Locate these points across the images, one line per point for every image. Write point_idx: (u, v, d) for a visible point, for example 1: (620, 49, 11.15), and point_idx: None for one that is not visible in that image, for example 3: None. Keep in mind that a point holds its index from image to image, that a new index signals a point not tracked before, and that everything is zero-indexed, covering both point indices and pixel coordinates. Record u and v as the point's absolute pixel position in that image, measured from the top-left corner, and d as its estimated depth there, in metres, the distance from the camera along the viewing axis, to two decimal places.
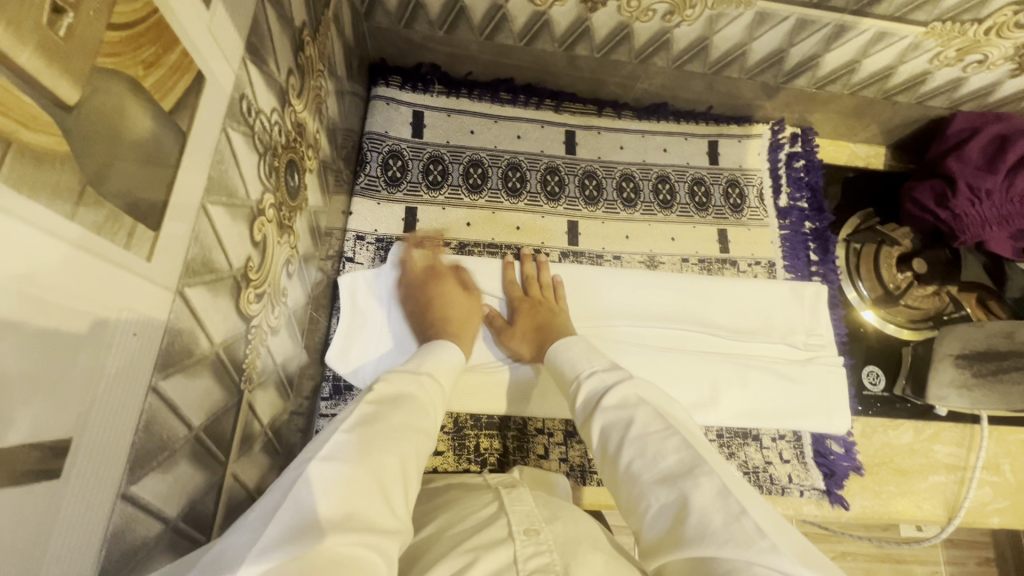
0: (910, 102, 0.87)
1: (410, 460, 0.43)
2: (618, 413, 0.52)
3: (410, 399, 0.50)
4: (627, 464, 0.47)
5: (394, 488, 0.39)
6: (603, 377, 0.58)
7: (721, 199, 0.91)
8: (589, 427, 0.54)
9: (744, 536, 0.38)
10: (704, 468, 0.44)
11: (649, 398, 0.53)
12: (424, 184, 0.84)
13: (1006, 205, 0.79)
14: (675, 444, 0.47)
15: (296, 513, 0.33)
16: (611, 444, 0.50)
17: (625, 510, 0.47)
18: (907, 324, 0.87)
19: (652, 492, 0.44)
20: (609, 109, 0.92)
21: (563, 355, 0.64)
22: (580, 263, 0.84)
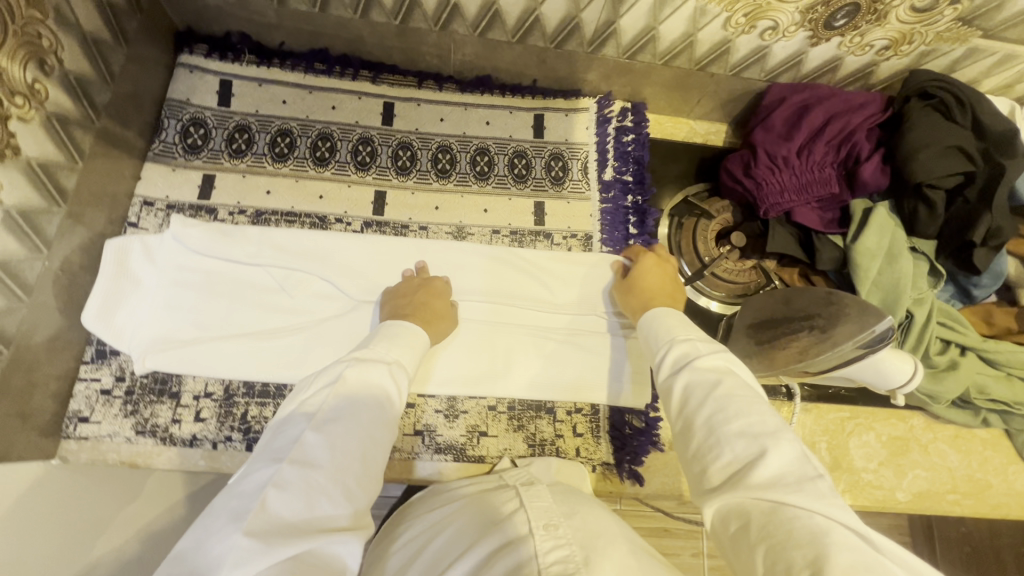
0: (725, 73, 0.86)
1: (366, 445, 0.52)
2: (706, 374, 0.53)
3: (374, 387, 0.56)
4: (707, 418, 0.49)
5: (350, 479, 0.49)
6: (700, 345, 0.57)
7: (542, 171, 0.90)
8: (672, 384, 0.55)
9: (820, 490, 0.41)
10: (786, 434, 0.46)
11: (738, 372, 0.54)
12: (226, 152, 0.83)
13: (804, 173, 0.78)
14: (761, 410, 0.49)
15: (264, 519, 0.44)
16: (694, 401, 0.52)
17: (693, 451, 0.49)
18: (725, 298, 0.85)
19: (730, 447, 0.47)
20: (430, 81, 0.91)
21: (658, 322, 0.65)
22: (383, 233, 0.83)
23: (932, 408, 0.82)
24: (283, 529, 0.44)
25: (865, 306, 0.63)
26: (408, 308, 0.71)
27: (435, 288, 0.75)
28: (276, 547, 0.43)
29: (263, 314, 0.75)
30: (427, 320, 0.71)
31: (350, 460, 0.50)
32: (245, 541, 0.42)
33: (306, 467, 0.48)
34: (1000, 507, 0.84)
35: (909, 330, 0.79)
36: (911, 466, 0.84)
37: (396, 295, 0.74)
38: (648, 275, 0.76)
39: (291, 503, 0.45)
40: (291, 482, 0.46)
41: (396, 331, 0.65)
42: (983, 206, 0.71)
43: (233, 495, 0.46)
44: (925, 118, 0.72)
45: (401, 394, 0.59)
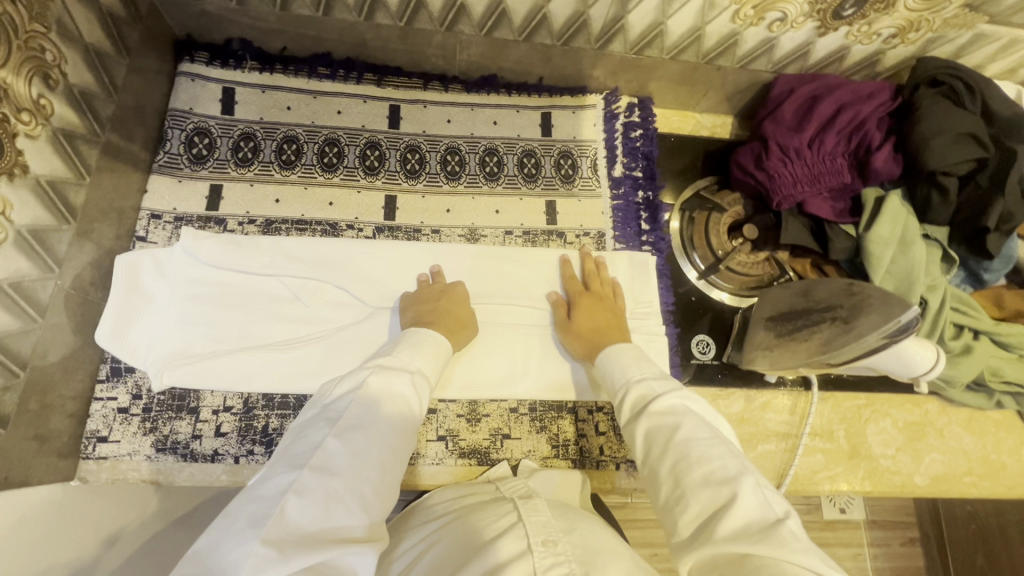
0: (732, 66, 0.86)
1: (383, 457, 0.53)
2: (663, 419, 0.58)
3: (392, 397, 0.59)
4: (671, 466, 0.53)
5: (368, 490, 0.50)
6: (654, 385, 0.63)
7: (552, 170, 0.89)
8: (634, 429, 0.59)
9: (785, 535, 0.44)
10: (748, 478, 0.49)
11: (694, 411, 0.58)
12: (232, 161, 0.82)
13: (817, 164, 0.78)
14: (720, 453, 0.52)
15: (283, 525, 0.44)
16: (656, 446, 0.56)
17: (663, 500, 0.53)
18: (740, 291, 0.85)
19: (694, 497, 0.49)
20: (436, 82, 0.90)
21: (615, 360, 0.69)
22: (395, 238, 0.82)
23: (948, 392, 0.83)
24: (301, 537, 0.44)
25: (889, 296, 0.62)
26: (433, 315, 0.72)
27: (458, 294, 0.76)
28: (292, 555, 0.42)
29: (278, 326, 0.74)
30: (450, 329, 0.72)
31: (369, 470, 0.51)
32: (264, 548, 0.42)
33: (326, 474, 0.49)
34: (1016, 487, 0.85)
35: (925, 317, 0.79)
36: (928, 451, 0.85)
37: (418, 298, 0.75)
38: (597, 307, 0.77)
39: (309, 510, 0.46)
40: (312, 488, 0.47)
41: (413, 339, 0.67)
42: (996, 192, 0.72)
43: (252, 499, 0.47)
44: (936, 105, 0.72)
45: (420, 408, 0.61)
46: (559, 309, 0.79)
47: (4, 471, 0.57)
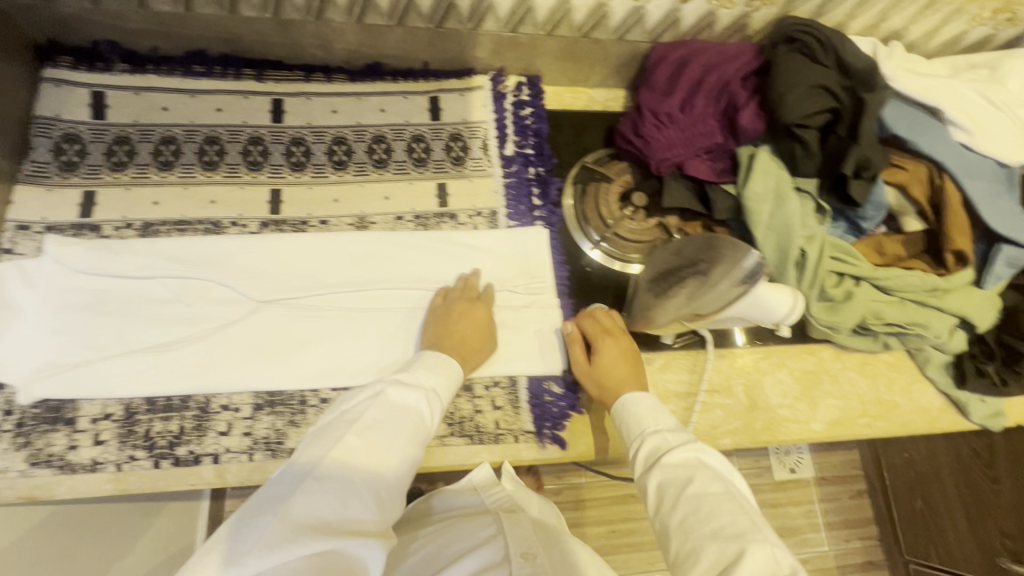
0: (609, 37, 0.88)
1: (399, 460, 0.57)
2: (678, 470, 0.59)
3: (410, 407, 0.62)
4: (680, 520, 0.55)
5: (380, 487, 0.54)
6: (668, 436, 0.63)
7: (442, 153, 0.90)
8: (646, 481, 0.61)
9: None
10: (757, 535, 0.51)
11: (708, 463, 0.60)
12: (106, 166, 0.80)
13: (689, 128, 0.80)
14: (730, 508, 0.54)
15: (297, 510, 0.49)
16: (667, 499, 0.58)
17: (672, 554, 0.54)
18: (633, 258, 0.87)
19: (703, 556, 0.51)
20: (318, 73, 0.90)
21: (632, 408, 0.69)
22: (282, 231, 0.81)
23: (836, 338, 0.86)
24: (314, 523, 0.49)
25: (736, 243, 0.66)
26: (448, 340, 0.74)
27: (477, 316, 0.76)
28: (302, 538, 0.47)
29: (159, 329, 0.73)
30: (464, 357, 0.74)
31: (381, 470, 0.55)
32: (277, 529, 0.47)
33: (342, 469, 0.53)
34: (908, 424, 0.89)
35: (805, 268, 0.82)
36: (824, 397, 0.88)
37: (440, 317, 0.77)
38: (613, 358, 0.75)
39: (326, 500, 0.50)
40: (329, 480, 0.51)
41: (431, 357, 0.70)
42: (852, 141, 0.75)
43: (272, 485, 0.52)
44: (791, 61, 0.75)
45: (434, 418, 0.64)
46: (580, 365, 0.77)
47: None
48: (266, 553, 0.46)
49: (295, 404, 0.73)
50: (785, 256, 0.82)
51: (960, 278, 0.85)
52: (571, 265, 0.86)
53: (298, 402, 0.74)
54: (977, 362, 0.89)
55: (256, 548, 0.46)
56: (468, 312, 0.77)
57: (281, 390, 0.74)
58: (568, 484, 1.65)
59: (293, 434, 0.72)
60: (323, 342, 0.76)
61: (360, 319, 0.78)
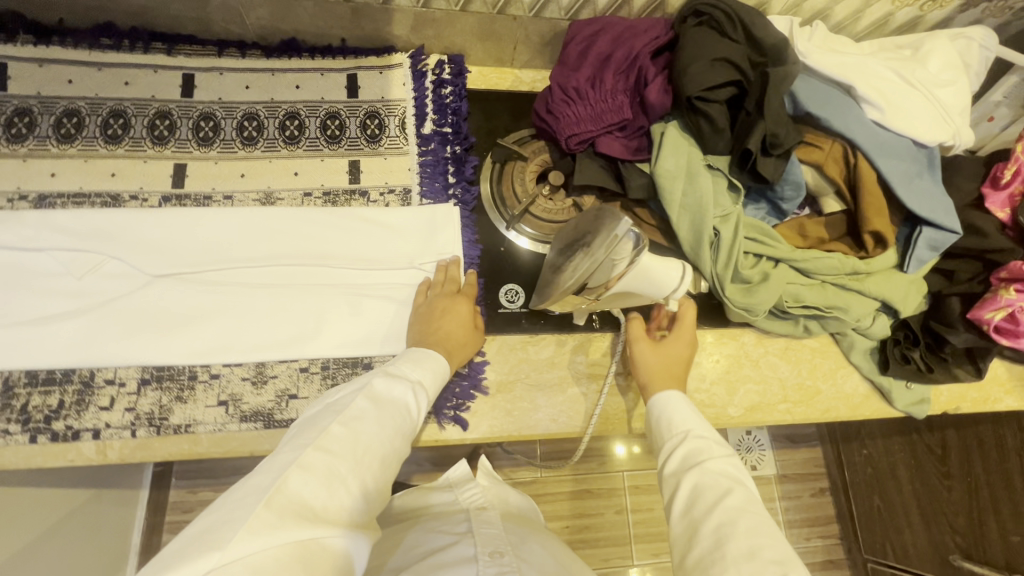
0: (526, 14, 0.87)
1: (382, 452, 0.54)
2: (718, 479, 0.59)
3: (396, 401, 0.59)
4: (714, 529, 0.55)
5: (366, 479, 0.51)
6: (713, 444, 0.63)
7: (357, 131, 0.88)
8: (682, 484, 0.60)
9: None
10: (793, 564, 0.50)
11: (747, 483, 0.60)
12: (3, 138, 0.78)
13: (598, 103, 0.79)
14: (769, 530, 0.54)
15: (286, 493, 0.45)
16: (701, 506, 0.57)
17: (698, 558, 0.54)
18: (549, 237, 0.85)
19: (733, 567, 0.51)
20: (232, 49, 0.88)
21: (674, 405, 0.68)
22: (183, 205, 0.80)
23: (754, 321, 0.84)
24: (300, 508, 0.45)
25: (617, 215, 0.65)
26: (431, 337, 0.72)
27: (459, 309, 0.75)
28: (288, 522, 0.43)
29: (45, 301, 0.71)
30: (452, 351, 0.72)
31: (368, 459, 0.52)
32: (264, 512, 0.43)
33: (328, 455, 0.49)
34: (831, 410, 0.87)
35: (720, 248, 0.81)
36: (743, 382, 0.86)
37: (423, 313, 0.75)
38: (680, 347, 0.75)
39: (312, 486, 0.47)
40: (315, 466, 0.48)
41: (414, 352, 0.68)
42: (758, 116, 0.73)
43: (256, 472, 0.47)
44: (695, 35, 0.74)
45: (421, 412, 0.62)
46: (643, 342, 0.75)
47: None
48: (247, 537, 0.41)
49: (183, 380, 0.71)
50: (700, 235, 0.80)
51: (881, 262, 0.82)
52: (484, 244, 0.85)
53: (187, 377, 0.71)
54: (902, 348, 0.87)
55: (236, 532, 0.41)
56: (447, 302, 0.75)
57: (170, 365, 0.71)
58: (523, 479, 1.63)
59: (178, 410, 0.70)
60: (218, 317, 0.74)
61: (258, 296, 0.76)
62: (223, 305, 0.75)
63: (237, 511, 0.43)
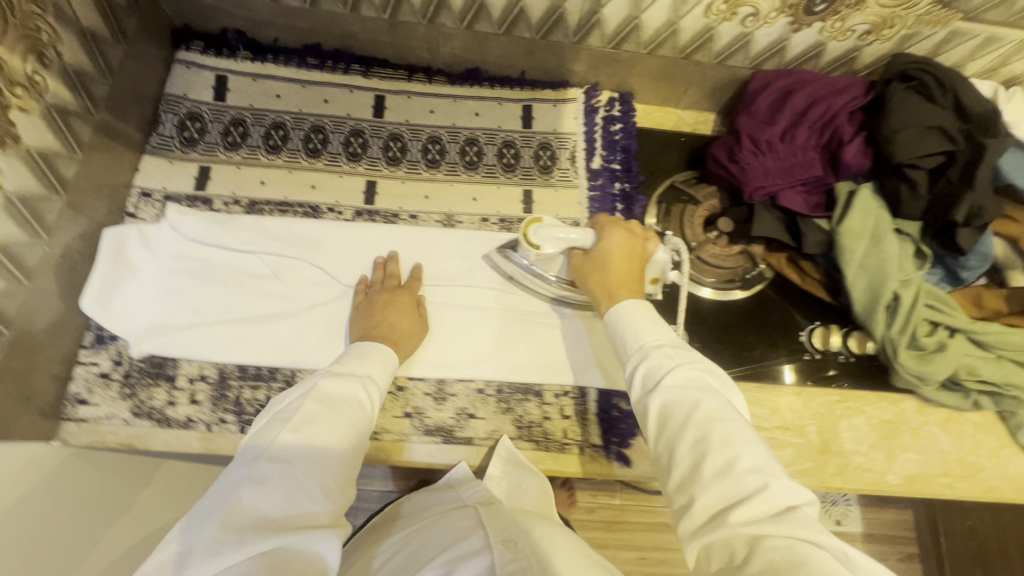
0: (709, 61, 0.88)
1: (341, 450, 0.59)
2: (684, 393, 0.59)
3: (346, 396, 0.63)
4: (692, 445, 0.56)
5: (326, 479, 0.56)
6: (671, 353, 0.63)
7: (531, 160, 0.91)
8: (648, 405, 0.61)
9: (801, 518, 0.51)
10: (769, 465, 0.54)
11: (711, 383, 0.61)
12: (221, 145, 0.85)
13: (788, 157, 0.79)
14: (743, 437, 0.56)
15: (244, 511, 0.51)
16: (674, 424, 0.58)
17: (679, 482, 0.56)
18: (715, 283, 0.89)
19: (711, 486, 0.53)
20: (420, 74, 0.93)
21: (630, 317, 0.67)
22: (374, 221, 0.85)
23: (922, 390, 0.82)
24: (261, 522, 0.51)
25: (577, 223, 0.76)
26: (376, 330, 0.74)
27: (403, 301, 0.77)
28: (249, 536, 0.49)
29: (256, 301, 0.77)
30: (397, 341, 0.74)
31: (326, 459, 0.57)
32: (222, 532, 0.49)
33: (283, 466, 0.55)
34: (993, 490, 0.83)
35: (897, 313, 0.79)
36: (901, 449, 0.84)
37: (364, 312, 0.76)
38: (618, 262, 0.72)
39: (267, 498, 0.52)
40: (268, 479, 0.53)
41: (370, 348, 0.71)
42: (964, 186, 0.71)
43: (215, 491, 0.54)
44: (905, 101, 0.73)
45: (374, 405, 0.66)
46: (581, 271, 0.74)
47: None
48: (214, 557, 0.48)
49: None
50: (877, 298, 0.79)
51: None
52: None
53: None
54: None
55: (201, 555, 0.48)
56: (387, 294, 0.77)
57: None
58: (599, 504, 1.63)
59: None
60: None
61: (439, 315, 0.80)
62: None
63: (201, 534, 0.50)
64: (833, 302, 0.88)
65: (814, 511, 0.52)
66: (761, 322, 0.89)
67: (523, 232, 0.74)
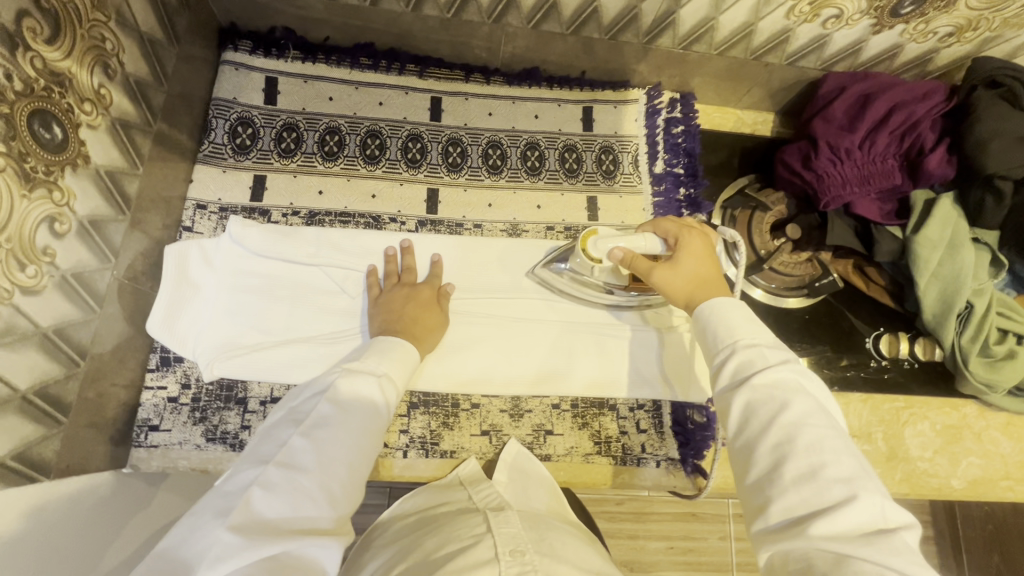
0: (780, 62, 0.85)
1: (354, 454, 0.54)
2: (773, 393, 0.50)
3: (363, 396, 0.58)
4: (773, 447, 0.47)
5: (334, 485, 0.51)
6: (767, 352, 0.53)
7: (594, 165, 0.89)
8: (730, 399, 0.52)
9: (893, 543, 0.41)
10: (867, 486, 0.44)
11: (807, 390, 0.51)
12: (276, 152, 0.81)
13: (867, 165, 0.78)
14: (836, 448, 0.46)
15: (250, 515, 0.46)
16: (757, 421, 0.49)
17: (753, 478, 0.48)
18: (778, 290, 0.89)
19: (792, 489, 0.45)
20: (477, 74, 0.89)
21: (717, 318, 0.58)
22: (438, 232, 0.82)
23: (988, 396, 0.83)
24: (264, 528, 0.46)
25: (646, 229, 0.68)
26: (399, 323, 0.70)
27: (423, 298, 0.74)
28: (253, 542, 0.44)
29: (324, 318, 0.75)
30: (419, 336, 0.70)
31: (336, 466, 0.52)
32: (227, 537, 0.44)
33: (289, 470, 0.50)
34: None
35: (969, 320, 0.79)
36: (964, 454, 0.85)
37: (385, 307, 0.72)
38: (698, 258, 0.65)
39: (274, 504, 0.47)
40: (276, 484, 0.48)
41: (387, 343, 0.66)
42: None
43: (221, 493, 0.49)
44: (993, 109, 0.71)
45: (390, 407, 0.60)
46: (660, 269, 0.64)
47: (64, 459, 0.58)
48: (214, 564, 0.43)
49: (448, 407, 0.75)
50: (949, 307, 0.78)
51: None
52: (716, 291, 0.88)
53: (451, 404, 0.75)
54: None
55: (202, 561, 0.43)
56: (402, 291, 0.74)
57: (437, 392, 0.75)
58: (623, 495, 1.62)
59: (447, 436, 0.74)
60: (477, 348, 0.77)
61: (506, 330, 0.78)
62: (475, 336, 0.77)
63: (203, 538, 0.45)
64: (897, 308, 0.88)
65: (913, 538, 0.42)
66: (825, 328, 0.89)
67: (580, 245, 0.68)
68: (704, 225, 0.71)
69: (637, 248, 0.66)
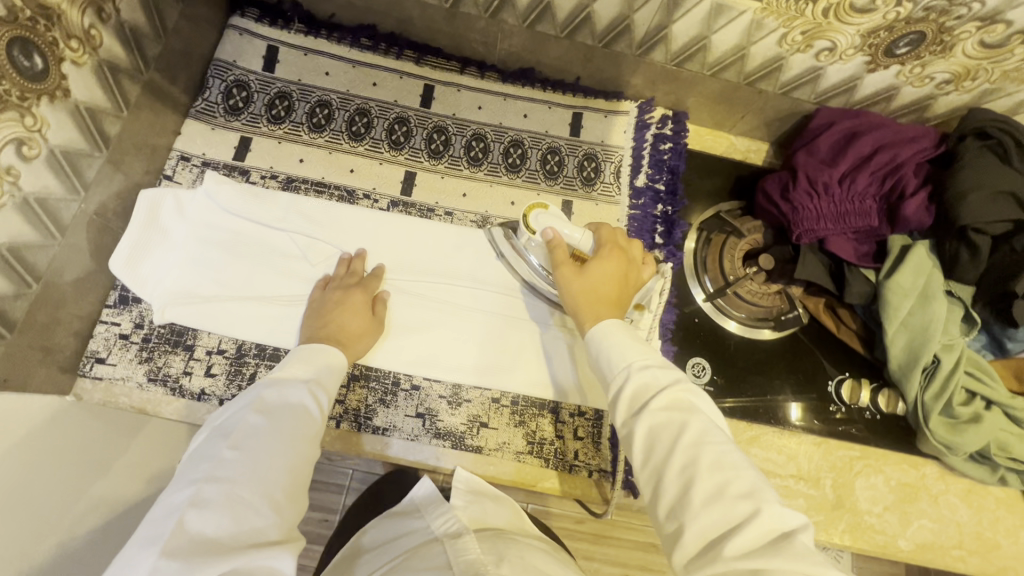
0: (774, 91, 0.84)
1: (292, 456, 0.53)
2: (671, 414, 0.49)
3: (292, 402, 0.57)
4: (679, 471, 0.46)
5: (276, 489, 0.49)
6: (657, 372, 0.53)
7: (574, 170, 0.89)
8: (631, 428, 0.50)
9: (799, 549, 0.40)
10: (766, 494, 0.44)
11: (699, 406, 0.50)
12: (265, 117, 0.83)
13: (845, 202, 0.77)
14: (737, 460, 0.46)
15: (188, 538, 0.44)
16: (659, 447, 0.48)
17: (665, 508, 0.46)
18: (745, 319, 0.87)
19: (702, 514, 0.43)
20: (473, 68, 0.91)
21: (606, 341, 0.57)
22: (408, 214, 0.84)
23: (947, 459, 0.79)
24: (205, 547, 0.44)
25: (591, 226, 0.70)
26: (323, 331, 0.69)
27: (352, 304, 0.72)
28: (194, 563, 0.42)
29: (280, 280, 0.76)
30: (345, 343, 0.70)
31: (273, 475, 0.50)
32: (162, 564, 0.41)
33: (225, 487, 0.47)
34: (1008, 571, 0.80)
35: (934, 376, 0.76)
36: (917, 515, 0.81)
37: (315, 314, 0.72)
38: (606, 279, 0.64)
39: (212, 521, 0.45)
40: (211, 500, 0.46)
41: (310, 349, 0.65)
42: None
43: (148, 524, 0.46)
44: (977, 161, 0.69)
45: (324, 407, 0.60)
46: (565, 268, 0.66)
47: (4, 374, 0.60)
48: None
49: (388, 384, 0.75)
50: (915, 359, 0.75)
51: None
52: (680, 311, 0.88)
53: (391, 381, 0.75)
54: None
55: None
56: (339, 292, 0.74)
57: (379, 368, 0.75)
58: None
59: (381, 413, 0.74)
60: (423, 333, 0.77)
61: (458, 319, 0.78)
62: (424, 320, 0.78)
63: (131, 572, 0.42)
64: (867, 355, 0.85)
65: (812, 540, 0.42)
66: (790, 364, 0.86)
67: (526, 212, 0.70)
68: (644, 258, 0.71)
69: (572, 239, 0.68)
